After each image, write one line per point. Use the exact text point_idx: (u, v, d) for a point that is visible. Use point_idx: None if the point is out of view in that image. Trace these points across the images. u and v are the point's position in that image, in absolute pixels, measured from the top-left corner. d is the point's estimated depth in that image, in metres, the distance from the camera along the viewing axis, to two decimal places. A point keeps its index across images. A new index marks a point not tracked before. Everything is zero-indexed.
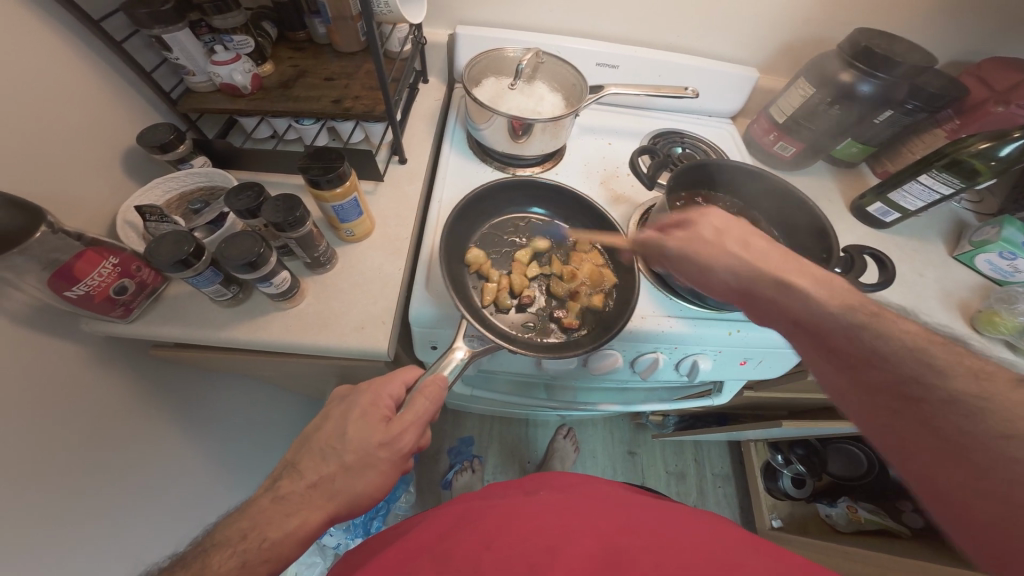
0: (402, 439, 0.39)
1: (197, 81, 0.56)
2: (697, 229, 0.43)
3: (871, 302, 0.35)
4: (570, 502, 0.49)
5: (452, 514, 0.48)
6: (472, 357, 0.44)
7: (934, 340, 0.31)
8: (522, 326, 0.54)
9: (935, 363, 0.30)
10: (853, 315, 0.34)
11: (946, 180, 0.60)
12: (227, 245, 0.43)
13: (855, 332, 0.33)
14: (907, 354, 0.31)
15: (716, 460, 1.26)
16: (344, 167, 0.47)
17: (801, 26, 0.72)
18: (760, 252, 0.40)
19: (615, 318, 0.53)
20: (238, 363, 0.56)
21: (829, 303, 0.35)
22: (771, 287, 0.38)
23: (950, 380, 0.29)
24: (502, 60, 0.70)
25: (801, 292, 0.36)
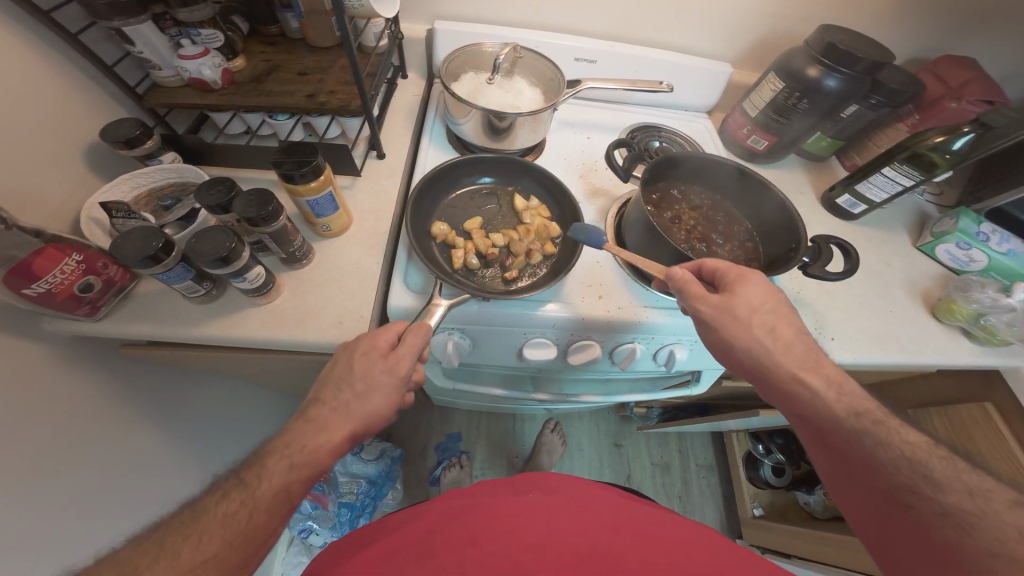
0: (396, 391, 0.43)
1: (165, 76, 0.55)
2: (734, 302, 0.47)
3: (877, 408, 0.41)
4: (560, 501, 0.50)
5: (439, 510, 0.49)
6: (455, 306, 0.47)
7: (935, 455, 0.36)
8: (494, 283, 0.55)
9: (934, 478, 0.35)
10: (857, 420, 0.40)
11: (907, 172, 0.62)
12: (198, 240, 0.42)
13: (858, 436, 0.39)
14: (902, 460, 0.37)
15: (699, 450, 1.29)
16: (319, 160, 0.47)
17: (772, 23, 0.74)
18: (788, 340, 0.46)
19: (567, 259, 0.57)
20: (214, 361, 0.56)
21: (833, 406, 0.41)
22: (786, 378, 0.44)
23: (942, 495, 0.34)
24: (480, 55, 0.70)
25: (808, 390, 0.43)
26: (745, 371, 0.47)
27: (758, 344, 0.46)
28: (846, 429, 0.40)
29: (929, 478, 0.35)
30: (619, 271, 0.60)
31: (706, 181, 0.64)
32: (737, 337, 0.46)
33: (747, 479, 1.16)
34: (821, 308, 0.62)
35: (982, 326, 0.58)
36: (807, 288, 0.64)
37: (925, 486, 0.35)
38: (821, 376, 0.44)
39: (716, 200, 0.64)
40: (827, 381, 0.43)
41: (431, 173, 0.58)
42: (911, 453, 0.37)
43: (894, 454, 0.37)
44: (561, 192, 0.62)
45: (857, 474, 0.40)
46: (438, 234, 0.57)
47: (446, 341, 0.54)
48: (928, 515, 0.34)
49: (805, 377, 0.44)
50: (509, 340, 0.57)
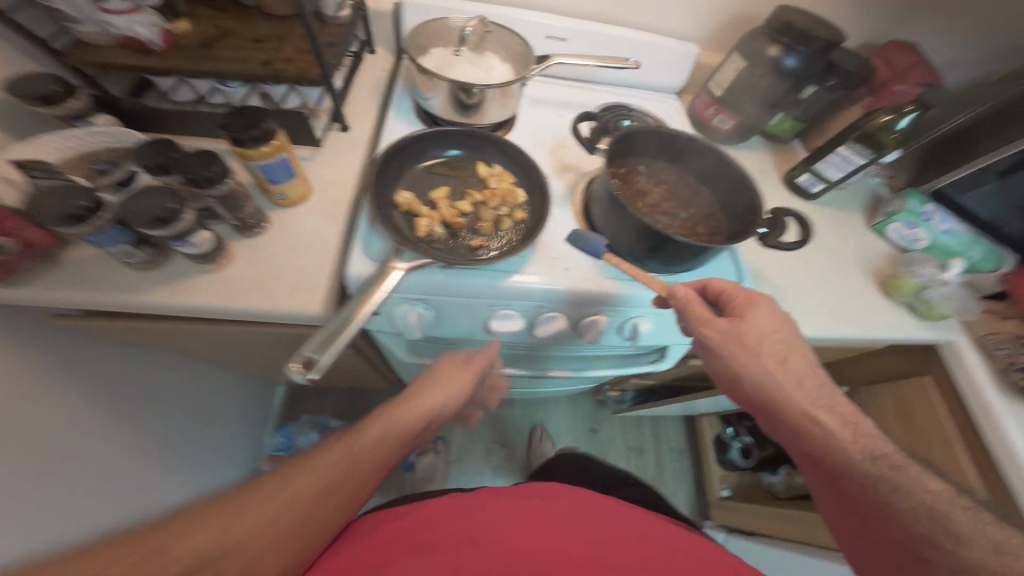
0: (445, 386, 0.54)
1: (87, 31, 0.51)
2: (742, 328, 0.47)
3: (895, 454, 0.43)
4: (575, 508, 0.50)
5: (461, 507, 0.48)
6: (413, 269, 0.48)
7: (957, 506, 0.40)
8: (463, 251, 0.55)
9: (954, 531, 0.38)
10: (875, 465, 0.42)
11: (859, 150, 0.65)
12: (134, 201, 0.40)
13: (876, 482, 0.42)
14: (922, 510, 0.40)
15: (673, 434, 1.32)
16: (269, 124, 0.45)
17: (737, 6, 0.75)
18: (796, 367, 0.47)
19: (537, 222, 0.57)
20: (162, 334, 0.53)
21: (846, 443, 0.43)
22: (800, 416, 0.45)
23: (961, 551, 0.38)
24: (447, 28, 0.69)
25: (824, 428, 0.44)
26: (746, 395, 0.48)
27: (772, 375, 0.46)
28: (871, 484, 0.42)
29: (954, 537, 0.38)
30: None
31: (672, 159, 0.65)
32: (745, 361, 0.47)
33: (716, 460, 1.19)
34: (779, 282, 0.64)
35: (925, 300, 0.63)
36: (768, 263, 0.66)
37: (946, 542, 0.38)
38: (831, 412, 0.45)
39: (682, 175, 0.65)
40: (844, 422, 0.45)
41: (392, 143, 0.56)
42: (931, 503, 0.40)
43: (926, 514, 0.40)
44: (527, 163, 0.62)
45: (876, 528, 0.42)
46: (403, 204, 0.55)
47: (408, 312, 0.53)
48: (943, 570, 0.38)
49: (818, 416, 0.45)
50: (475, 312, 0.57)
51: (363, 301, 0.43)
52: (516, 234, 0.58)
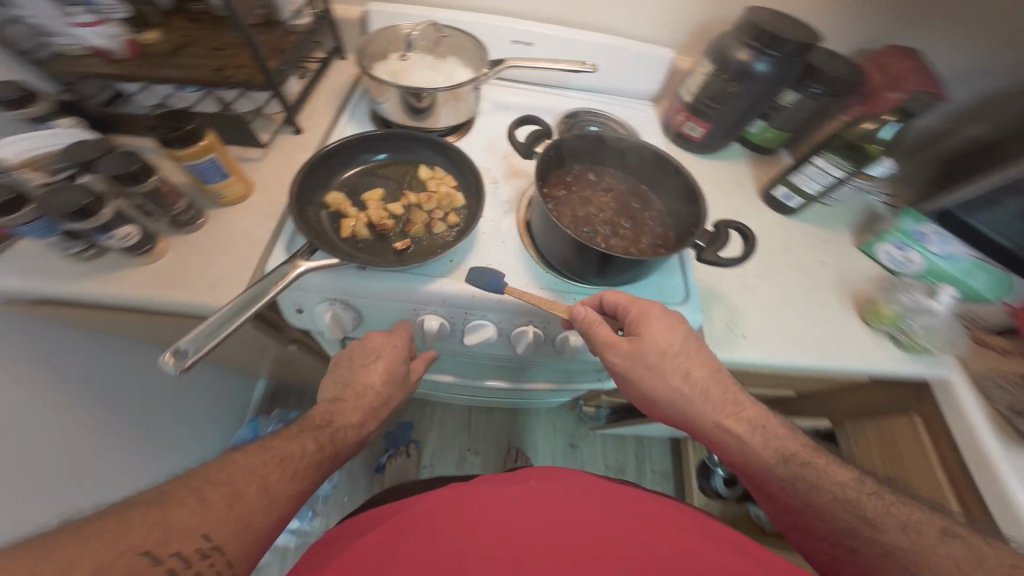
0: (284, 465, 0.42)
1: (65, 44, 0.55)
2: (642, 347, 0.48)
3: (805, 449, 0.46)
4: (564, 502, 0.45)
5: (443, 503, 0.45)
6: (318, 268, 0.46)
7: (864, 492, 0.43)
8: (387, 253, 0.55)
9: (870, 518, 0.41)
10: (789, 465, 0.45)
11: (839, 163, 0.59)
12: (51, 195, 0.42)
13: (792, 480, 0.44)
14: (836, 505, 0.43)
15: (657, 456, 1.24)
16: (195, 125, 0.48)
17: (713, 9, 0.71)
18: (700, 381, 0.47)
19: (468, 225, 0.56)
20: (105, 322, 0.56)
21: (762, 453, 0.45)
22: (711, 425, 0.47)
23: (883, 537, 0.40)
24: (398, 36, 0.69)
25: (736, 437, 0.46)
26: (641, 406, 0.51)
27: (678, 391, 0.47)
28: (825, 503, 0.43)
29: (914, 553, 0.38)
30: (522, 251, 0.59)
31: (623, 166, 0.62)
32: (647, 381, 0.48)
33: (699, 488, 1.11)
34: (735, 301, 0.60)
35: (907, 332, 0.55)
36: (727, 282, 0.62)
37: (865, 528, 0.41)
38: (737, 418, 0.47)
39: (630, 184, 0.62)
40: (756, 428, 0.46)
41: (329, 145, 0.57)
42: (844, 494, 0.43)
43: (875, 527, 0.41)
44: (464, 166, 0.61)
45: (830, 537, 0.42)
46: (332, 205, 0.56)
47: (326, 312, 0.53)
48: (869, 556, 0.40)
49: (729, 425, 0.46)
50: (398, 316, 0.56)
51: (263, 288, 0.44)
52: (445, 237, 0.57)
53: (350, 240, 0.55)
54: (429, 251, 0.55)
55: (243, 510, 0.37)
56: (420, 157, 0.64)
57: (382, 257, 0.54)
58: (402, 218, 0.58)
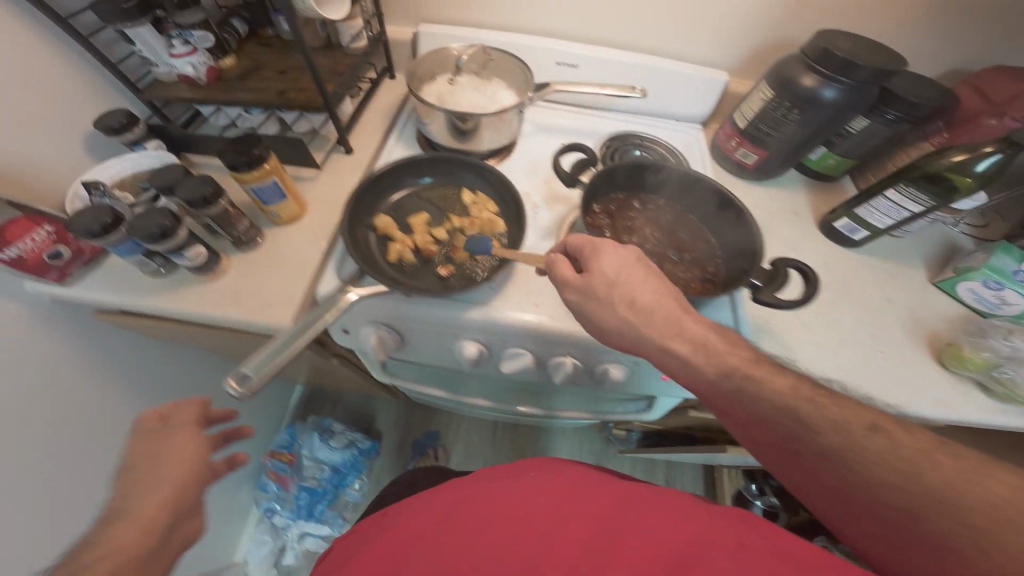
0: (166, 451, 0.38)
1: (162, 72, 0.62)
2: (593, 282, 0.44)
3: (750, 359, 0.39)
4: (564, 487, 0.43)
5: (442, 501, 0.44)
6: (367, 295, 0.49)
7: (808, 397, 0.36)
8: (431, 280, 0.56)
9: (806, 419, 0.35)
10: (729, 380, 0.38)
11: (914, 195, 0.53)
12: (140, 218, 0.47)
13: (739, 397, 0.38)
14: (779, 414, 0.36)
15: (689, 485, 1.18)
16: (259, 151, 0.51)
17: (774, 27, 0.67)
18: (649, 307, 0.43)
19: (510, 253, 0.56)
20: (171, 332, 0.61)
21: (704, 368, 0.39)
22: (655, 349, 0.42)
23: (827, 438, 0.34)
24: (451, 58, 0.71)
25: (674, 355, 0.41)
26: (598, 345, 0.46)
27: (628, 322, 0.43)
28: (770, 413, 0.36)
29: (904, 469, 0.32)
30: None
31: (668, 196, 0.60)
32: (597, 313, 0.44)
33: None
34: (792, 340, 0.56)
35: (999, 379, 0.50)
36: (781, 319, 0.57)
37: (814, 433, 0.35)
38: (690, 342, 0.41)
39: (678, 212, 0.59)
40: (699, 343, 0.40)
41: (378, 169, 0.59)
42: (782, 403, 0.36)
43: (838, 446, 0.34)
44: (506, 190, 0.60)
45: (796, 463, 0.36)
46: (380, 228, 0.57)
47: (371, 334, 0.55)
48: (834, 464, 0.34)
49: (673, 345, 0.41)
50: (440, 341, 0.57)
51: (322, 316, 0.46)
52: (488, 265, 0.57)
53: (396, 266, 0.56)
54: (471, 280, 0.56)
55: (145, 518, 0.33)
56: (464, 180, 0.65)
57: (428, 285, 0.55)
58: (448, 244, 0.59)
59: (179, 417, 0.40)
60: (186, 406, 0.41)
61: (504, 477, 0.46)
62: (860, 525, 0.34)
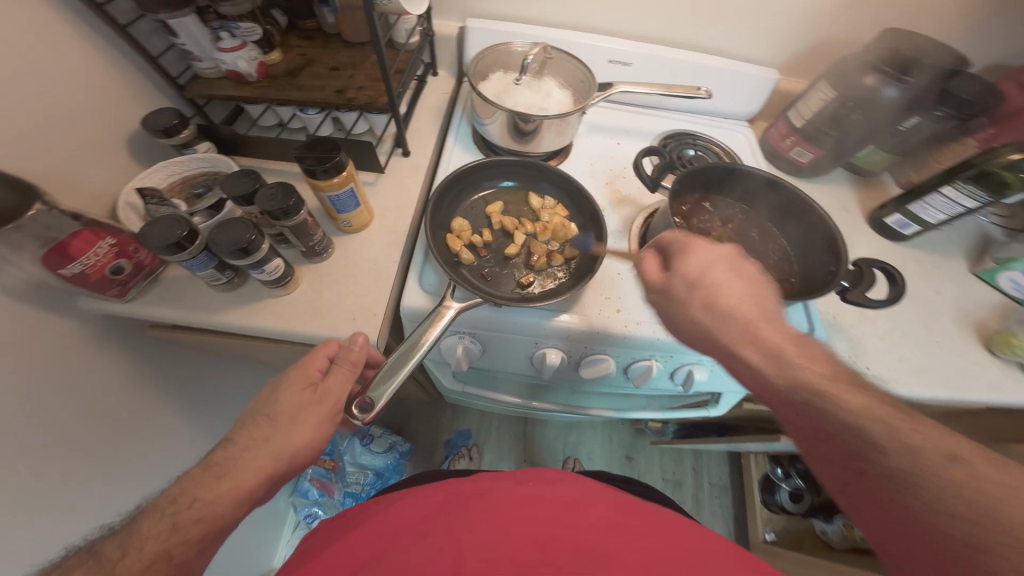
0: (313, 412, 0.41)
1: (204, 68, 0.56)
2: (672, 283, 0.41)
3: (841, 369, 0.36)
4: (560, 493, 0.46)
5: (437, 495, 0.46)
6: (465, 309, 0.47)
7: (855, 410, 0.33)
8: (510, 288, 0.55)
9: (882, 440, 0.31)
10: (794, 387, 0.35)
11: (971, 192, 0.54)
12: (220, 231, 0.43)
13: (813, 405, 0.34)
14: (851, 426, 0.32)
15: (714, 470, 1.23)
16: (341, 157, 0.48)
17: (826, 28, 0.69)
18: (728, 311, 0.39)
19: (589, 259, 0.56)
20: (231, 347, 0.58)
21: (769, 376, 0.36)
22: (727, 351, 0.38)
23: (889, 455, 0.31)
24: (510, 54, 0.69)
25: (747, 365, 0.37)
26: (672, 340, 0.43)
27: (698, 326, 0.40)
28: (824, 418, 0.33)
29: (923, 476, 0.29)
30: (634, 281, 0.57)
31: (739, 196, 0.60)
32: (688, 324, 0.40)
33: (761, 503, 1.10)
34: (860, 335, 0.57)
35: None
36: (846, 313, 0.58)
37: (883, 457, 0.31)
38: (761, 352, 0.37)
39: (747, 212, 0.60)
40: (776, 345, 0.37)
41: (451, 173, 0.57)
42: (853, 419, 0.32)
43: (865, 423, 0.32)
44: (577, 192, 0.60)
45: (848, 475, 0.33)
46: (455, 235, 0.57)
47: (457, 345, 0.56)
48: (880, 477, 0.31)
49: (744, 354, 0.37)
50: (523, 350, 0.58)
51: (421, 336, 0.45)
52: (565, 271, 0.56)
53: (476, 273, 0.56)
54: (550, 287, 0.55)
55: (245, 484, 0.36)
56: (532, 183, 0.64)
57: (508, 292, 0.54)
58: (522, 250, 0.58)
59: (335, 376, 0.43)
60: (345, 364, 0.44)
61: (506, 480, 0.49)
62: (861, 515, 0.33)
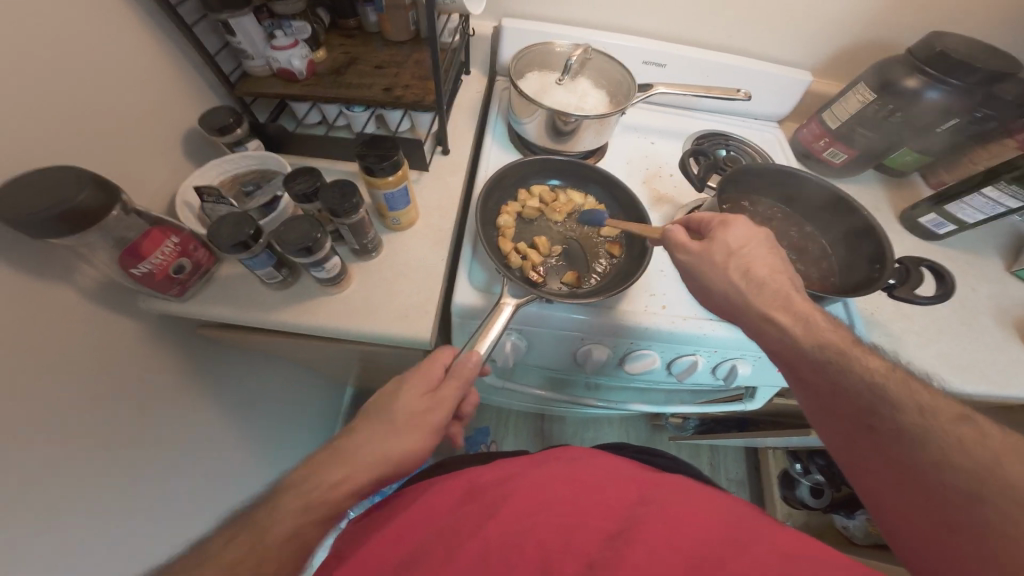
0: None
1: (255, 66, 0.57)
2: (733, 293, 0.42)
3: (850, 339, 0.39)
4: (583, 473, 0.44)
5: (459, 485, 0.45)
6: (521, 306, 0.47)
7: (894, 377, 0.35)
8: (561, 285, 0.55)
9: (890, 398, 0.34)
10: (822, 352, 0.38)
11: (1014, 194, 0.55)
12: (286, 229, 0.44)
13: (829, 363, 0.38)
14: (871, 391, 0.35)
15: (731, 465, 1.25)
16: (400, 155, 0.48)
17: (860, 30, 0.70)
18: (774, 277, 0.43)
19: (637, 256, 0.56)
20: (279, 344, 0.58)
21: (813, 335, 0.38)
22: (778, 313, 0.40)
23: (901, 416, 0.33)
24: (549, 55, 0.70)
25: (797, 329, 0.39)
26: None
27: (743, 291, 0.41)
28: (857, 389, 0.36)
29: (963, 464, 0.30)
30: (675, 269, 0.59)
31: (775, 193, 0.61)
32: None
33: (781, 499, 1.12)
34: (900, 331, 0.57)
35: None
36: (883, 309, 0.59)
37: (883, 406, 0.34)
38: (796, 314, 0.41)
39: (786, 211, 0.62)
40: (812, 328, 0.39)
41: (500, 169, 0.59)
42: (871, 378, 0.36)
43: (962, 466, 0.30)
44: (625, 197, 0.61)
45: (855, 433, 0.36)
46: (507, 235, 0.57)
47: (505, 341, 0.57)
48: (889, 436, 0.34)
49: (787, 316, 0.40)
50: (568, 347, 0.58)
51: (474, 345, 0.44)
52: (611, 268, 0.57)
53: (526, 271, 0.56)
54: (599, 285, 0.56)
55: None
56: (578, 184, 0.65)
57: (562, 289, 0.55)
58: (565, 246, 0.59)
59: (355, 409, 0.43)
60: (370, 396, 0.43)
61: (528, 463, 0.47)
62: (871, 475, 0.35)
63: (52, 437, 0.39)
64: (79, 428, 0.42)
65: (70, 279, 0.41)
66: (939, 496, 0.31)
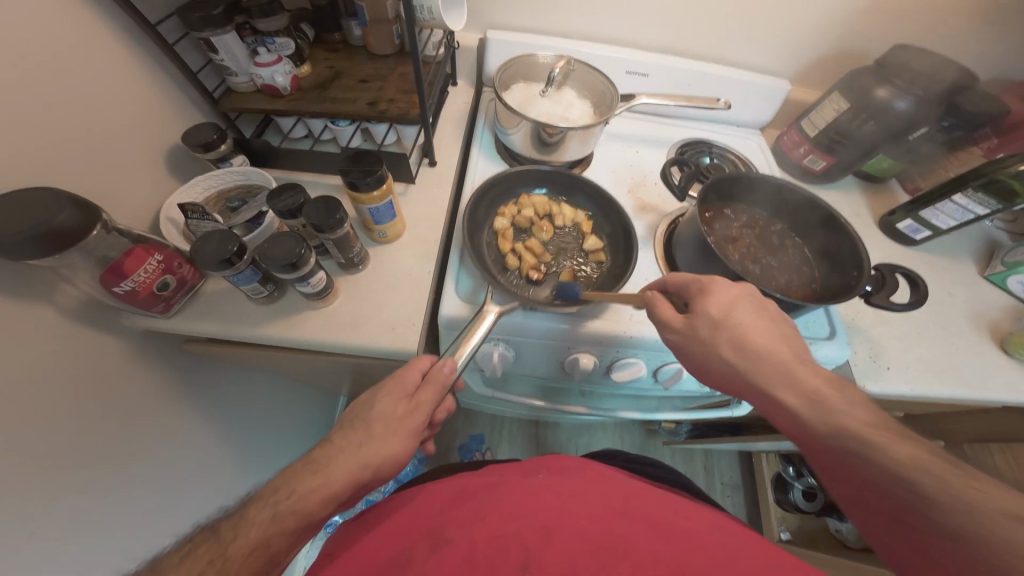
0: None
1: (239, 82, 0.57)
2: (710, 303, 0.42)
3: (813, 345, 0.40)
4: (572, 482, 0.45)
5: (449, 489, 0.45)
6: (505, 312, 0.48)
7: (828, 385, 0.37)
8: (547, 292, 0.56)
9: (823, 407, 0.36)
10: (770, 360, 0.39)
11: (981, 200, 0.57)
12: (271, 245, 0.44)
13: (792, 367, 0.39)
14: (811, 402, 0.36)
15: (725, 469, 1.26)
16: (384, 170, 0.49)
17: (835, 41, 0.72)
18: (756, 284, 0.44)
19: (621, 263, 0.57)
20: (266, 359, 0.58)
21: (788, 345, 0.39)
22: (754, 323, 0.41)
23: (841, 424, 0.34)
24: (533, 66, 0.71)
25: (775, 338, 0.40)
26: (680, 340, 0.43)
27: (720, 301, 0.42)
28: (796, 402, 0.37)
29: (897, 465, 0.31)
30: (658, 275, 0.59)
31: (756, 201, 0.63)
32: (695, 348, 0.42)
33: (774, 502, 1.13)
34: (879, 336, 0.58)
35: None
36: (864, 314, 0.60)
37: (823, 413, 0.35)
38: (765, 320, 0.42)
39: (767, 217, 0.63)
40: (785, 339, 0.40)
41: (488, 179, 0.60)
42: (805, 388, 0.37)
43: (907, 469, 0.30)
44: (609, 206, 0.62)
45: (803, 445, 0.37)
46: (499, 244, 0.58)
47: (492, 351, 0.57)
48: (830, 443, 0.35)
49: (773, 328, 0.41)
50: (556, 356, 0.58)
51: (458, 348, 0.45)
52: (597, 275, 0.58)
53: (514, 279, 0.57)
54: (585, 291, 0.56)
55: None
56: (566, 192, 0.66)
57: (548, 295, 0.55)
58: (553, 254, 0.60)
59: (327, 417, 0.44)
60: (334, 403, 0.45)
61: (518, 471, 0.47)
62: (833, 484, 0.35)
63: (33, 459, 0.39)
64: (60, 451, 0.42)
65: (52, 300, 0.41)
66: (892, 501, 0.31)
